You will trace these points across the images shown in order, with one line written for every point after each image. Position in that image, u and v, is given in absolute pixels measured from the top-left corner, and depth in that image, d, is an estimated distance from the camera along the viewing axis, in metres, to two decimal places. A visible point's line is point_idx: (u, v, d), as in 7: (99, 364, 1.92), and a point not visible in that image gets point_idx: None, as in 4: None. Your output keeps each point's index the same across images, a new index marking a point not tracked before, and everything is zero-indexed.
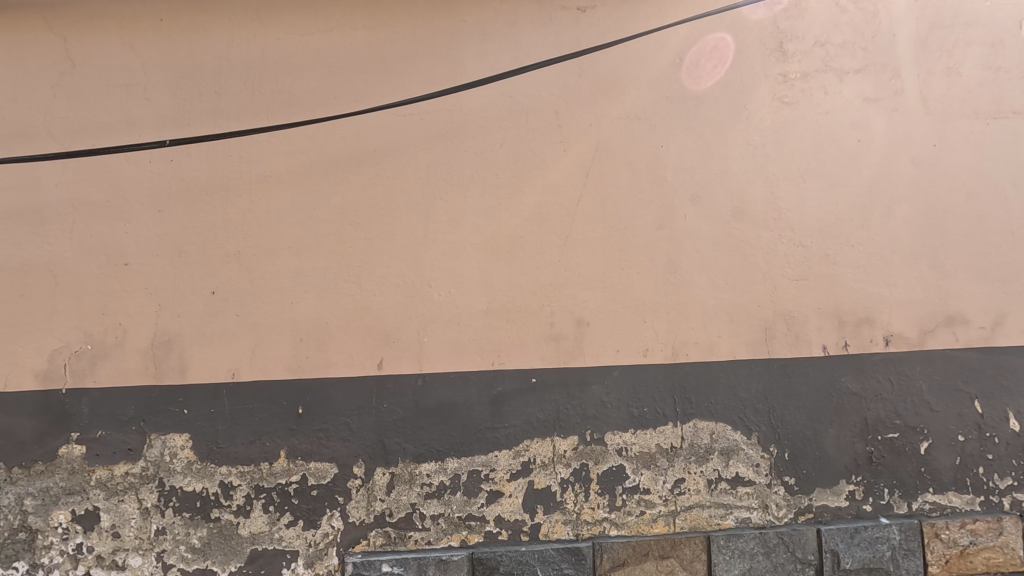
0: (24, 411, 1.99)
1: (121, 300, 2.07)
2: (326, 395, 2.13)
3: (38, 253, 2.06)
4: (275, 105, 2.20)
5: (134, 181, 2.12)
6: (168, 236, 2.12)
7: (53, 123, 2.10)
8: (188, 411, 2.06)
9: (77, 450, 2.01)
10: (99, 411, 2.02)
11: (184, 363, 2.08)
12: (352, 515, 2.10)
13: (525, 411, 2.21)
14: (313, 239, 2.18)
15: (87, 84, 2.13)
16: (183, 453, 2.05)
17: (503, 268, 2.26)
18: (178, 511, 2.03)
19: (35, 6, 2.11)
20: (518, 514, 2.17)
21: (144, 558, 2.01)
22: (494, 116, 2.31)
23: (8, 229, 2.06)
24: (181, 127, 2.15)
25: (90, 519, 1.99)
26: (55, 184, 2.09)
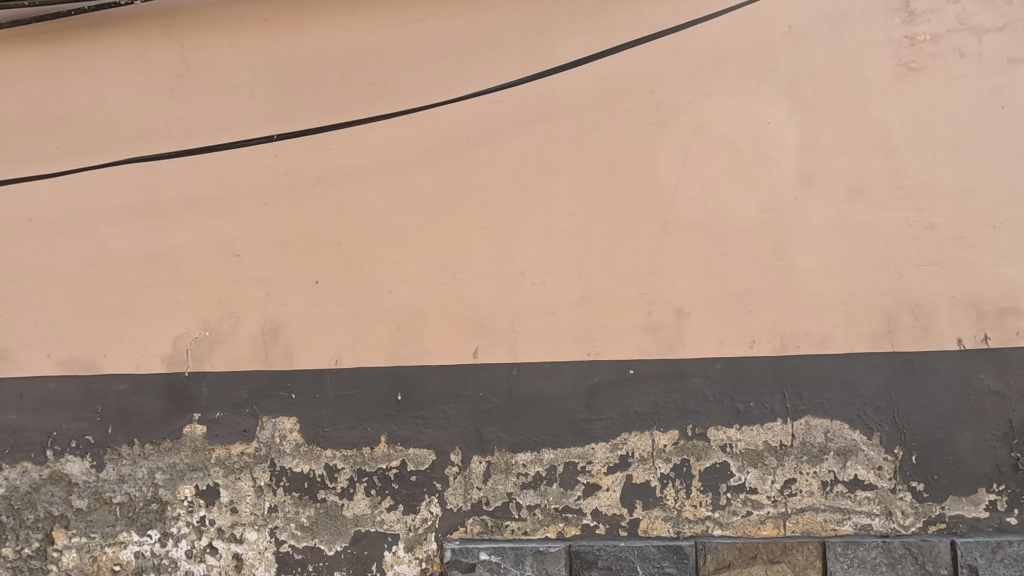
0: (152, 392, 2.14)
1: (233, 290, 2.17)
2: (423, 383, 2.15)
3: (161, 246, 2.18)
4: (370, 97, 2.22)
5: (243, 175, 2.20)
6: (273, 227, 2.19)
7: (171, 124, 2.22)
8: (295, 396, 2.15)
9: (199, 429, 2.13)
10: (217, 393, 2.14)
11: (291, 351, 2.16)
12: (450, 502, 2.12)
13: (621, 403, 2.14)
14: (409, 229, 2.19)
15: (200, 85, 2.23)
16: (291, 436, 2.13)
17: (598, 256, 2.18)
18: (288, 491, 2.12)
19: (155, 14, 2.24)
20: (615, 508, 2.11)
21: (259, 532, 2.11)
22: (587, 98, 2.22)
23: (133, 225, 2.19)
24: (284, 122, 2.22)
25: (211, 494, 2.12)
26: (173, 180, 2.20)
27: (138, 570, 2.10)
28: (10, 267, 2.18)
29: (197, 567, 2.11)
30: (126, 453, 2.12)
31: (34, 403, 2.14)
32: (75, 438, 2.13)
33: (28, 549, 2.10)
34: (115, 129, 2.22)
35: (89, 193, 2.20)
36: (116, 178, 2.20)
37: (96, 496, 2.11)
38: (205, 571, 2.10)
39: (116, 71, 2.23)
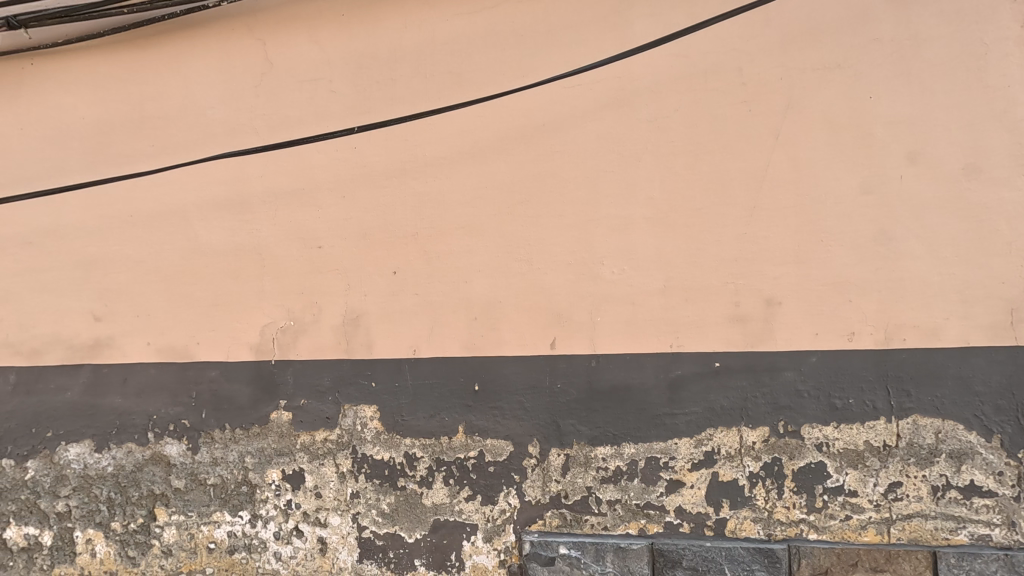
0: (241, 379, 2.22)
1: (316, 280, 2.22)
2: (500, 374, 2.13)
3: (247, 239, 2.25)
4: (445, 87, 2.21)
5: (323, 168, 2.24)
6: (353, 219, 2.22)
7: (256, 120, 2.28)
8: (375, 384, 2.17)
9: (285, 416, 2.19)
10: (301, 381, 2.20)
11: (370, 340, 2.19)
12: (528, 494, 2.09)
13: (707, 397, 2.04)
14: (484, 218, 2.17)
15: (282, 81, 2.28)
16: (372, 424, 2.16)
17: (681, 244, 2.09)
18: (369, 477, 2.15)
19: (238, 14, 2.30)
20: (701, 506, 2.02)
21: (342, 517, 2.15)
22: (669, 79, 2.12)
23: (222, 218, 2.26)
24: (362, 115, 2.24)
25: (297, 478, 2.17)
26: (258, 174, 2.26)
27: (230, 549, 2.18)
28: (111, 260, 2.28)
29: (284, 548, 2.17)
30: (218, 437, 2.20)
31: (136, 387, 2.24)
32: (173, 422, 2.22)
33: (132, 524, 2.20)
34: (204, 126, 2.29)
35: (180, 188, 2.28)
36: (206, 174, 2.28)
37: (192, 477, 2.20)
38: (292, 553, 2.16)
39: (204, 70, 2.30)
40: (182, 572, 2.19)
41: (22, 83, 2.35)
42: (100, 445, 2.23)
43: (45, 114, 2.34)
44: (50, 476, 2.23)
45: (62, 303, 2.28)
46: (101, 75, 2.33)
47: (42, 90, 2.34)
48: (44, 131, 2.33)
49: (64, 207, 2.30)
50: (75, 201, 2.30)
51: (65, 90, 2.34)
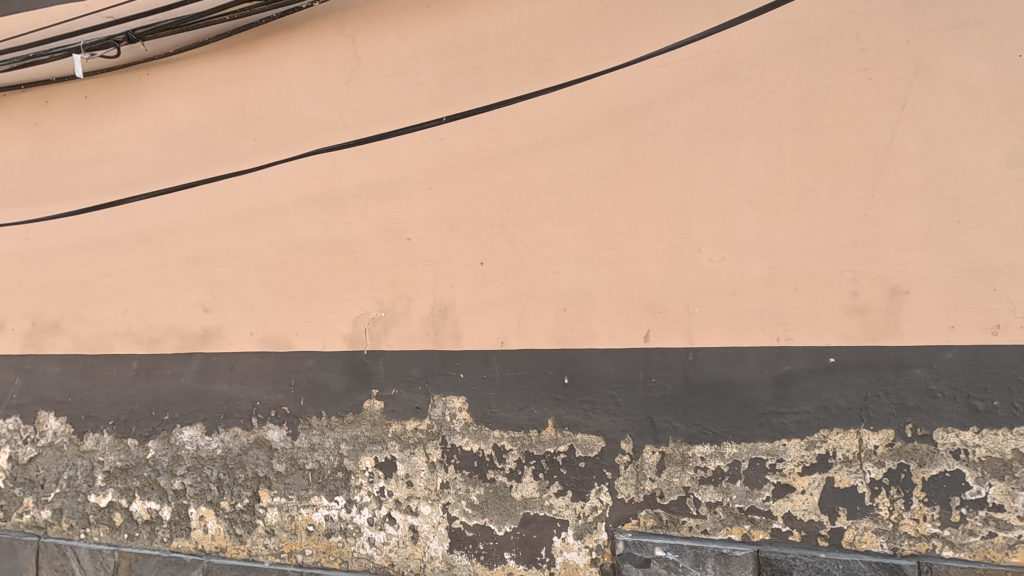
0: (336, 368, 2.28)
1: (405, 272, 2.24)
2: (591, 366, 2.06)
3: (340, 232, 2.31)
4: (532, 73, 2.16)
5: (411, 160, 2.25)
6: (440, 210, 2.22)
7: (347, 116, 2.33)
8: (464, 375, 2.17)
9: (377, 405, 2.23)
10: (392, 371, 2.23)
11: (458, 332, 2.18)
12: (621, 492, 2.01)
13: (820, 395, 1.87)
14: (573, 206, 2.10)
15: (371, 76, 2.31)
16: (461, 415, 2.16)
17: (789, 228, 1.92)
18: (458, 469, 2.15)
19: (329, 13, 2.36)
20: (813, 514, 1.86)
21: (433, 507, 2.16)
22: (774, 50, 1.95)
23: (316, 212, 2.33)
24: (448, 105, 2.23)
25: (389, 467, 2.21)
26: (350, 169, 2.31)
27: (327, 532, 2.25)
28: (217, 255, 2.41)
29: (378, 534, 2.21)
30: (315, 424, 2.28)
31: (241, 374, 2.36)
32: (274, 408, 2.33)
33: (239, 504, 2.33)
34: (299, 125, 2.37)
35: (278, 185, 2.37)
36: (301, 170, 2.35)
37: (292, 462, 2.29)
38: (385, 539, 2.20)
39: (299, 70, 2.38)
40: (284, 552, 2.28)
41: (140, 92, 2.53)
42: (211, 428, 2.37)
43: (159, 120, 2.50)
44: (168, 456, 2.40)
45: (176, 296, 2.44)
46: (207, 80, 2.47)
47: (156, 97, 2.51)
48: (158, 136, 2.50)
49: (177, 206, 2.46)
50: (186, 200, 2.45)
51: (175, 97, 2.50)
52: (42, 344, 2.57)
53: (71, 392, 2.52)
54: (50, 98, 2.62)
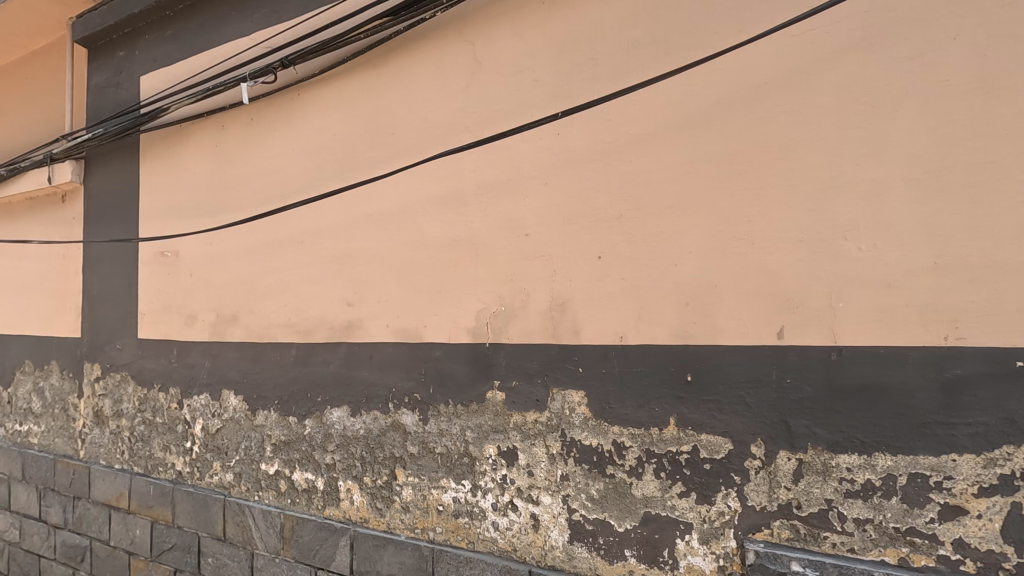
0: (460, 359, 2.40)
1: (524, 267, 2.27)
2: (718, 364, 1.95)
3: (462, 230, 2.40)
4: (651, 58, 2.08)
5: (528, 156, 2.28)
6: (557, 204, 2.21)
7: (467, 118, 2.42)
8: (582, 370, 2.16)
9: (499, 396, 2.31)
10: (512, 363, 2.29)
11: (576, 326, 2.17)
12: (752, 499, 1.88)
13: (1001, 405, 1.60)
14: (697, 194, 1.98)
15: (489, 77, 2.38)
16: (580, 409, 2.16)
17: (961, 209, 1.65)
18: (578, 462, 2.16)
19: (451, 21, 2.47)
20: (993, 543, 1.59)
21: (553, 498, 2.20)
22: (940, 3, 1.68)
23: (440, 212, 2.45)
24: (564, 100, 2.22)
25: (511, 455, 2.28)
26: (470, 169, 2.39)
27: (455, 513, 2.39)
28: (357, 254, 2.65)
29: (501, 519, 2.30)
30: (444, 411, 2.43)
31: (379, 363, 2.59)
32: (408, 395, 2.52)
33: (379, 481, 2.57)
34: (424, 130, 2.51)
35: (407, 187, 2.53)
36: (427, 172, 2.49)
37: (424, 445, 2.47)
38: (508, 525, 2.28)
39: (424, 78, 2.53)
40: (417, 528, 2.47)
41: (293, 111, 2.86)
42: (355, 411, 2.64)
43: (308, 135, 2.81)
44: (320, 434, 2.72)
45: (325, 291, 2.73)
46: (346, 95, 2.72)
47: (305, 115, 2.82)
48: (307, 149, 2.81)
49: (324, 211, 2.74)
50: (331, 205, 2.72)
51: (321, 113, 2.78)
52: (224, 333, 3.03)
53: (246, 374, 2.95)
54: (225, 123, 3.07)
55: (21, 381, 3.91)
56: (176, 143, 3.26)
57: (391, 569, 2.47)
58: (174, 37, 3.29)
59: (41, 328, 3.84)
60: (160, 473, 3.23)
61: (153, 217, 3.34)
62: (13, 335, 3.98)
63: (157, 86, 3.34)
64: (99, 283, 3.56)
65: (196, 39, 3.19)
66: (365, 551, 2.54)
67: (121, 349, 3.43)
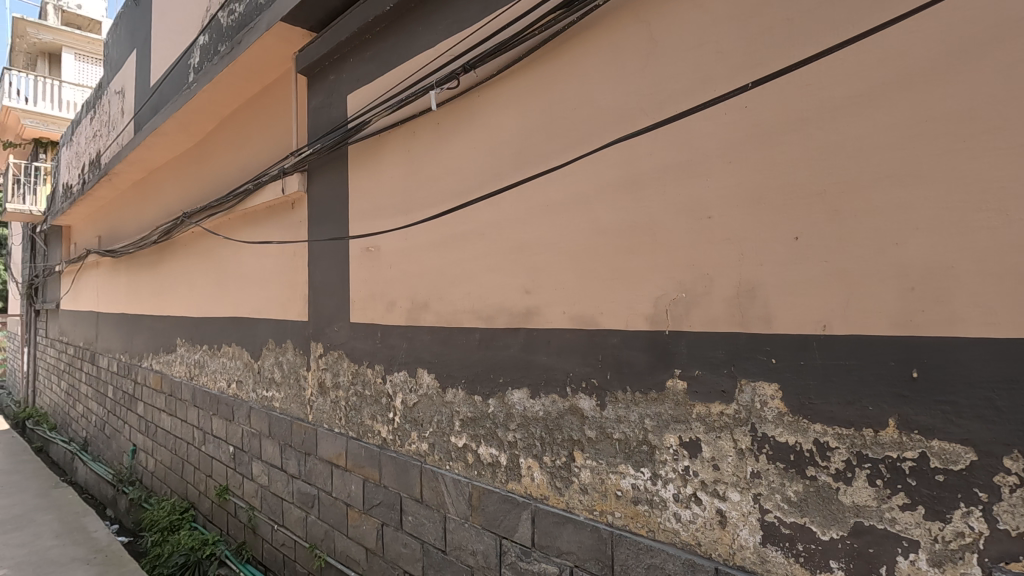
0: (639, 346, 2.37)
1: (706, 251, 2.15)
2: (955, 360, 1.66)
3: (639, 215, 2.35)
4: (862, 9, 1.82)
5: (711, 134, 2.15)
6: (746, 183, 2.05)
7: (643, 101, 2.37)
8: (776, 361, 1.99)
9: (681, 385, 2.24)
10: (695, 352, 2.20)
11: (769, 314, 2.00)
12: (1004, 522, 1.57)
13: None
14: (926, 160, 1.69)
15: (667, 56, 2.29)
16: (774, 403, 2.00)
17: None
18: (771, 460, 2.00)
19: (625, 3, 2.43)
20: None
21: (742, 495, 2.08)
22: None
23: (615, 198, 2.43)
24: (753, 70, 2.06)
25: (694, 447, 2.20)
26: (647, 152, 2.33)
27: (634, 500, 2.38)
28: (534, 243, 2.75)
29: (683, 512, 2.23)
30: (621, 397, 2.43)
31: (556, 348, 2.67)
32: (585, 380, 2.57)
33: (557, 461, 2.66)
34: (599, 117, 2.51)
35: (581, 176, 2.56)
36: (602, 160, 2.48)
37: (602, 430, 2.49)
38: (691, 518, 2.21)
39: (598, 65, 2.52)
40: (595, 510, 2.51)
41: (473, 111, 3.07)
42: (534, 393, 2.76)
43: (487, 133, 2.99)
44: (503, 413, 2.90)
45: (504, 279, 2.90)
46: (522, 91, 2.83)
47: (484, 114, 3.01)
48: (487, 146, 2.99)
49: (503, 204, 2.90)
50: (509, 198, 2.87)
51: (499, 111, 2.94)
52: (418, 318, 3.39)
53: (437, 355, 3.26)
54: (415, 129, 3.41)
55: (267, 356, 4.81)
56: (376, 152, 3.71)
57: (571, 547, 2.56)
58: (373, 57, 3.74)
59: (279, 313, 4.68)
60: (369, 438, 3.74)
61: (359, 217, 3.85)
62: (260, 318, 4.92)
63: (360, 102, 3.83)
64: (320, 275, 4.22)
65: (390, 56, 3.59)
66: (545, 527, 2.67)
67: (337, 331, 4.03)
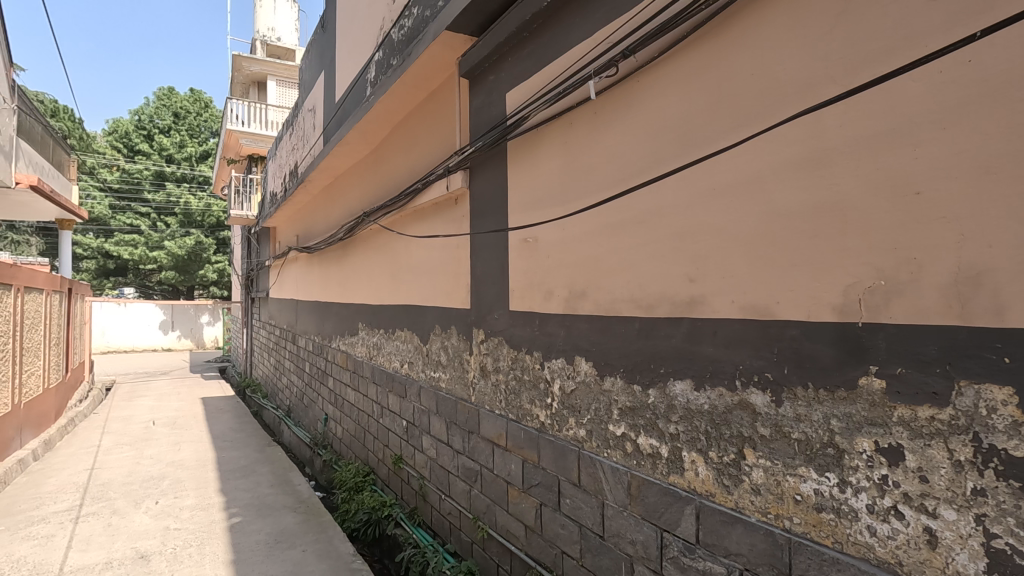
0: (825, 340, 2.15)
1: (914, 233, 1.88)
2: None
3: (825, 194, 2.13)
4: None
5: (922, 97, 1.86)
6: (969, 151, 1.75)
7: (832, 67, 2.13)
8: (1011, 360, 1.67)
9: (878, 384, 1.99)
10: (897, 348, 1.93)
11: (1001, 304, 1.69)
12: None
13: None
14: None
15: (864, 13, 2.03)
16: (1006, 410, 1.69)
17: None
18: (1002, 476, 1.70)
19: None
20: None
21: (960, 514, 1.79)
22: None
23: (797, 177, 2.22)
24: (979, 16, 1.73)
25: (894, 454, 1.95)
26: (836, 125, 2.10)
27: (817, 506, 2.19)
28: (700, 229, 2.63)
29: (880, 526, 2.00)
30: (802, 395, 2.23)
31: (725, 339, 2.53)
32: (758, 374, 2.40)
33: (726, 458, 2.54)
34: (777, 90, 2.32)
35: (756, 155, 2.38)
36: (780, 136, 2.29)
37: (778, 429, 2.32)
38: (891, 533, 1.96)
39: (776, 33, 2.32)
40: (770, 513, 2.35)
41: (633, 98, 3.02)
42: (699, 385, 2.66)
43: (649, 117, 2.92)
44: (664, 404, 2.84)
45: (666, 268, 2.81)
46: (688, 70, 2.71)
47: (646, 98, 2.94)
48: (647, 131, 2.93)
49: (665, 189, 2.82)
50: (672, 183, 2.78)
51: (661, 94, 2.86)
52: (576, 306, 3.44)
53: (595, 343, 3.29)
54: (572, 120, 3.45)
55: (434, 340, 5.26)
56: (534, 145, 3.84)
57: (740, 549, 2.44)
58: (531, 54, 3.86)
59: (445, 302, 5.07)
60: (528, 421, 3.90)
61: (518, 210, 4.01)
62: (429, 306, 5.38)
63: (519, 99, 3.98)
64: (482, 266, 4.49)
65: (548, 51, 3.67)
66: (711, 525, 2.57)
67: (498, 318, 4.26)
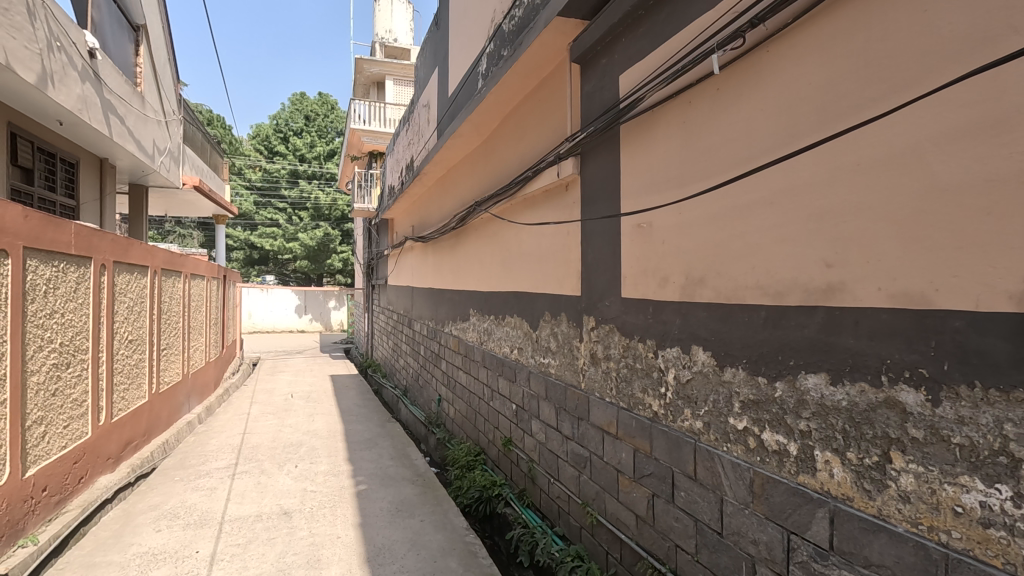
0: (998, 332, 1.87)
1: None
2: None
3: (1004, 164, 1.84)
4: None
5: None
6: None
7: (1015, 15, 1.83)
8: None
9: None
10: None
11: None
12: None
13: None
14: None
15: None
16: None
17: None
18: None
19: None
20: None
21: None
22: None
23: (967, 147, 1.95)
24: None
25: None
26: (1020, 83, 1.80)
27: (983, 521, 1.93)
28: (840, 209, 2.40)
29: None
30: (966, 394, 1.97)
31: (869, 330, 2.30)
32: (909, 369, 2.15)
33: (868, 460, 2.31)
34: (941, 48, 2.04)
35: (913, 124, 2.12)
36: (945, 100, 2.01)
37: (933, 431, 2.08)
38: None
39: None
40: (921, 524, 2.12)
41: (762, 70, 2.83)
42: (836, 379, 2.44)
43: (781, 90, 2.72)
44: (793, 399, 2.65)
45: (799, 252, 2.61)
46: (827, 34, 2.48)
47: (777, 69, 2.74)
48: (778, 105, 2.72)
49: (799, 167, 2.60)
50: (807, 160, 2.56)
51: (795, 63, 2.64)
52: (694, 294, 3.30)
53: (715, 333, 3.14)
54: (692, 98, 3.30)
55: (544, 327, 5.32)
56: (649, 127, 3.72)
57: (885, 560, 2.23)
58: (647, 32, 3.73)
59: (555, 288, 5.12)
60: (640, 411, 3.83)
61: (631, 195, 3.92)
62: (539, 293, 5.45)
63: (634, 80, 3.88)
64: (594, 253, 4.45)
65: (666, 27, 3.53)
66: (849, 532, 2.36)
67: (609, 305, 4.21)
